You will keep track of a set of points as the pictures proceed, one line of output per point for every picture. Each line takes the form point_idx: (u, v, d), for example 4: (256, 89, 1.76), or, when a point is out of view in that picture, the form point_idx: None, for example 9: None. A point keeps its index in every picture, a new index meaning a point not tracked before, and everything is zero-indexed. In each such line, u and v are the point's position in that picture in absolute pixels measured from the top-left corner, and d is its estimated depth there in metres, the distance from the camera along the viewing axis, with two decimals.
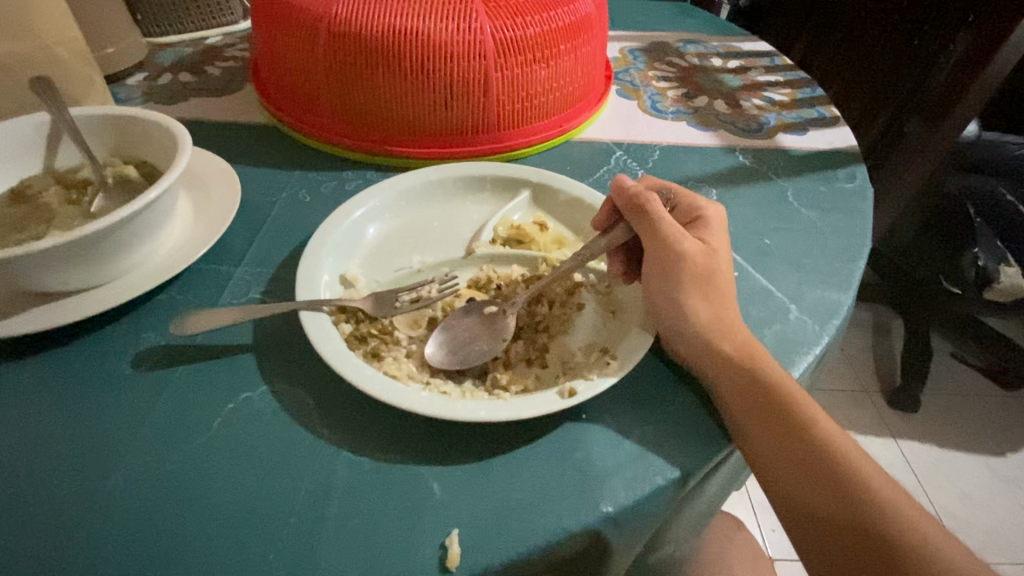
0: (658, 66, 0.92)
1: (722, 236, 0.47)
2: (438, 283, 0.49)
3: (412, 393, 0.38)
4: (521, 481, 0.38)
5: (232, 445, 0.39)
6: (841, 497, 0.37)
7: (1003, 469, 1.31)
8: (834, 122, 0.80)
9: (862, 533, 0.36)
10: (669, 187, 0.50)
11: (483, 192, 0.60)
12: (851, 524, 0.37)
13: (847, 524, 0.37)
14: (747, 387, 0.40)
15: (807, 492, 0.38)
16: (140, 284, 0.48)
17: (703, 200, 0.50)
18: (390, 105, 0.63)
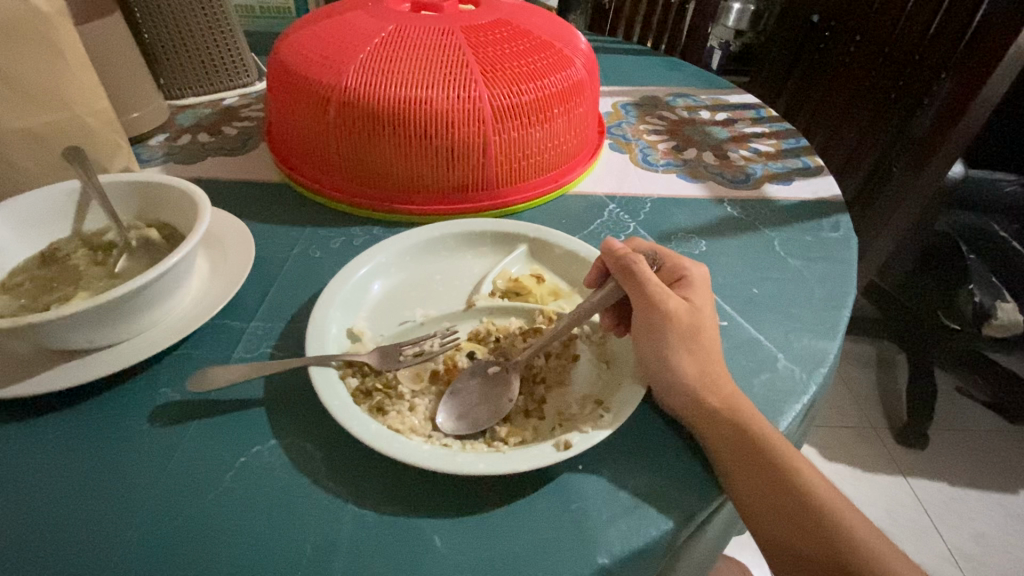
0: (649, 120, 0.98)
1: (706, 293, 0.50)
2: (440, 336, 0.52)
3: (414, 447, 0.40)
4: (519, 534, 0.39)
5: (243, 498, 0.41)
6: (829, 545, 0.39)
7: (1017, 507, 1.29)
8: (818, 171, 0.84)
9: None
10: (656, 247, 0.53)
11: (483, 246, 0.64)
12: (835, 568, 0.39)
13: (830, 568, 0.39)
14: (734, 438, 0.42)
15: (796, 541, 0.40)
16: (161, 342, 0.50)
17: (687, 260, 0.53)
18: (396, 165, 0.67)
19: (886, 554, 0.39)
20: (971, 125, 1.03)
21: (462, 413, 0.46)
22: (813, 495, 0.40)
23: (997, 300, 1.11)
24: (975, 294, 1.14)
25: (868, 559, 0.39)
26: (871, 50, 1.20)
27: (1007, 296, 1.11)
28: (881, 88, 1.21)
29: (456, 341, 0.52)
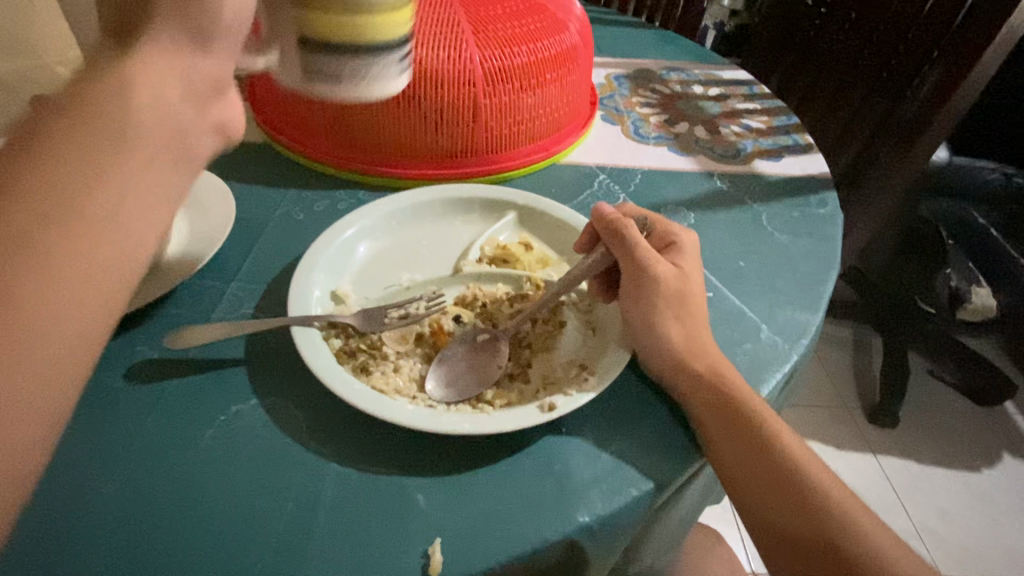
0: (642, 93, 0.96)
1: (695, 260, 0.50)
2: (425, 300, 0.51)
3: (401, 407, 0.40)
4: (503, 494, 0.40)
5: (223, 456, 0.41)
6: (803, 513, 0.40)
7: (978, 485, 1.34)
8: (807, 149, 0.85)
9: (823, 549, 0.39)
10: (647, 213, 0.53)
11: (471, 213, 0.63)
12: (810, 532, 0.40)
13: (804, 533, 0.40)
14: (716, 405, 0.43)
15: (772, 506, 0.41)
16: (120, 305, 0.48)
17: (678, 227, 0.53)
18: (383, 127, 0.65)
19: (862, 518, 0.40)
20: (958, 106, 1.04)
21: (452, 381, 0.45)
22: (794, 464, 0.42)
23: (971, 284, 1.20)
24: (952, 278, 1.22)
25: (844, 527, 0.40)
26: (864, 30, 1.19)
27: (981, 280, 1.20)
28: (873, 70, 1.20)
29: (443, 304, 0.51)
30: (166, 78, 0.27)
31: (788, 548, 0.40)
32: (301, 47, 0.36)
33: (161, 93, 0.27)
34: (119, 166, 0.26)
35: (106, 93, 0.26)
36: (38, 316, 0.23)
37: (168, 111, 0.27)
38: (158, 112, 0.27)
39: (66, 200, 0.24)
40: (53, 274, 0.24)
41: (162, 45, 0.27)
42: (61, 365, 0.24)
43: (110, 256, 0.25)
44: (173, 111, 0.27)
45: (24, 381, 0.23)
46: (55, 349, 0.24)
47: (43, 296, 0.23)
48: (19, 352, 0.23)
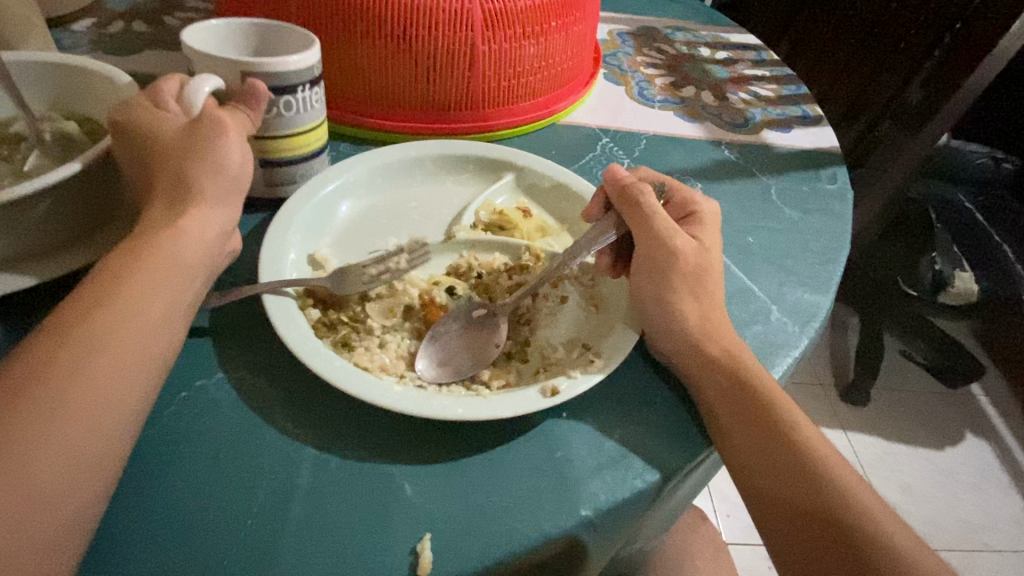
0: (646, 52, 0.90)
1: (714, 233, 0.46)
2: (408, 255, 0.45)
3: (385, 390, 0.36)
4: (498, 484, 0.36)
5: (184, 436, 0.36)
6: (822, 510, 0.36)
7: (940, 462, 1.38)
8: (817, 120, 0.80)
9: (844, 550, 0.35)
10: (666, 178, 0.49)
11: (465, 172, 0.57)
12: (830, 530, 0.36)
13: (824, 531, 0.36)
14: (730, 390, 0.40)
15: (787, 500, 0.37)
16: (60, 265, 0.41)
17: (698, 196, 0.49)
18: (370, 73, 0.59)
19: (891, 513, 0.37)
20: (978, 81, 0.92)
21: (445, 359, 0.41)
22: (815, 455, 0.38)
23: (955, 268, 1.19)
24: (937, 262, 1.21)
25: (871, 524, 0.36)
26: None
27: (965, 264, 1.19)
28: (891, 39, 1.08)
29: (427, 261, 0.46)
30: (207, 222, 0.37)
31: (802, 549, 0.36)
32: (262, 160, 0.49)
33: (203, 232, 0.37)
34: (164, 280, 0.34)
35: (163, 237, 0.36)
36: (101, 389, 0.29)
37: (203, 244, 0.37)
38: (198, 245, 0.36)
39: (119, 313, 0.32)
40: (109, 360, 0.30)
41: (201, 200, 0.38)
42: (112, 432, 0.29)
43: (150, 340, 0.32)
44: (205, 242, 0.37)
45: (80, 439, 0.28)
46: (111, 418, 0.29)
47: (103, 369, 0.30)
48: (83, 419, 0.28)
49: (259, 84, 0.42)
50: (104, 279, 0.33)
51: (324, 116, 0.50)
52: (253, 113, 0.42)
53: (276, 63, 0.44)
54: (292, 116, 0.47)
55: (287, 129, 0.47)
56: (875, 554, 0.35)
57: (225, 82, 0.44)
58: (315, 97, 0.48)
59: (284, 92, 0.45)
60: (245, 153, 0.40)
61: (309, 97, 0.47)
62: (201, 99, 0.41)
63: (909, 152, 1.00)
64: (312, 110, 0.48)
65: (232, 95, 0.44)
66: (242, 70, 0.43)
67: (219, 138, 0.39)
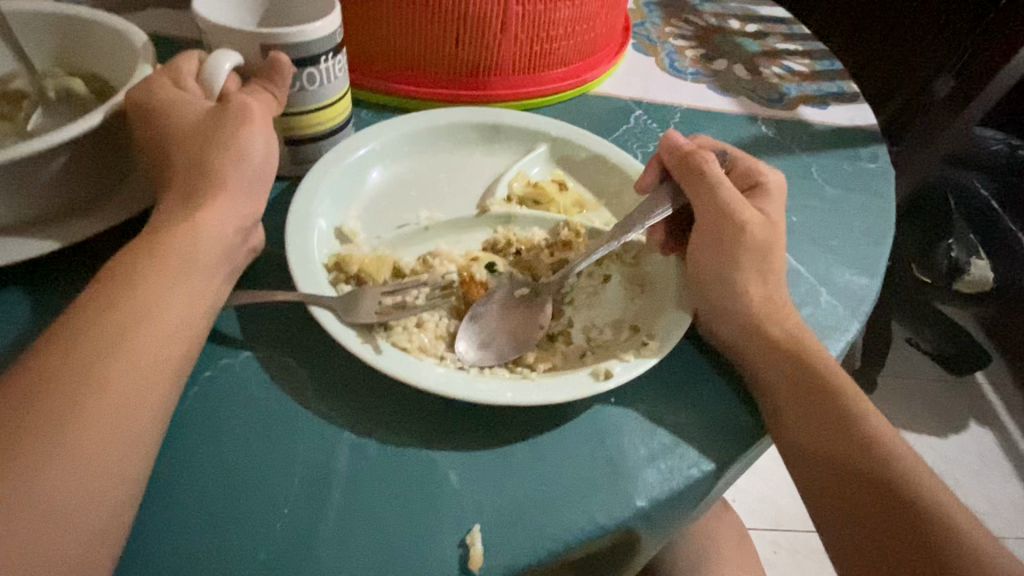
0: (675, 23, 0.86)
1: (780, 207, 0.43)
2: (427, 289, 0.39)
3: (428, 372, 0.34)
4: (547, 473, 0.34)
5: (211, 420, 0.34)
6: (897, 509, 0.33)
7: (944, 449, 1.37)
8: (854, 97, 0.77)
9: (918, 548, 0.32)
10: (727, 147, 0.46)
11: (496, 143, 0.54)
12: (907, 532, 0.32)
13: (899, 532, 0.32)
14: (791, 375, 0.37)
15: (857, 499, 0.34)
16: (67, 235, 0.37)
17: (761, 166, 0.46)
18: (396, 34, 0.55)
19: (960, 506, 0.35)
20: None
21: (487, 341, 0.38)
22: (886, 447, 0.35)
23: (972, 255, 1.17)
24: (954, 249, 1.19)
25: (949, 523, 0.32)
26: None
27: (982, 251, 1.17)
28: (932, 14, 1.03)
29: (445, 287, 0.40)
30: (225, 217, 0.34)
31: (870, 548, 0.33)
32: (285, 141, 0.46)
33: (221, 226, 0.34)
34: (178, 278, 0.32)
35: (180, 232, 0.33)
36: (113, 395, 0.28)
37: (223, 237, 0.34)
38: (216, 239, 0.34)
39: (129, 315, 0.30)
40: (121, 366, 0.29)
41: (223, 188, 0.35)
42: (128, 440, 0.28)
43: (165, 342, 0.31)
44: (224, 237, 0.34)
45: (95, 448, 0.27)
46: (124, 426, 0.28)
47: (116, 374, 0.28)
48: (88, 437, 0.27)
49: (283, 57, 0.38)
50: (116, 279, 0.31)
51: (347, 84, 0.46)
52: (280, 91, 0.39)
53: (298, 32, 0.39)
54: (316, 89, 0.43)
55: (310, 104, 0.44)
56: (957, 555, 0.31)
57: (244, 57, 0.40)
58: (338, 65, 0.43)
59: (307, 64, 0.41)
60: (270, 133, 0.37)
61: (331, 66, 0.43)
62: (223, 77, 0.38)
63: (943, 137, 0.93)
64: (335, 80, 0.44)
65: (254, 71, 0.40)
66: (262, 42, 0.39)
67: (243, 127, 0.36)
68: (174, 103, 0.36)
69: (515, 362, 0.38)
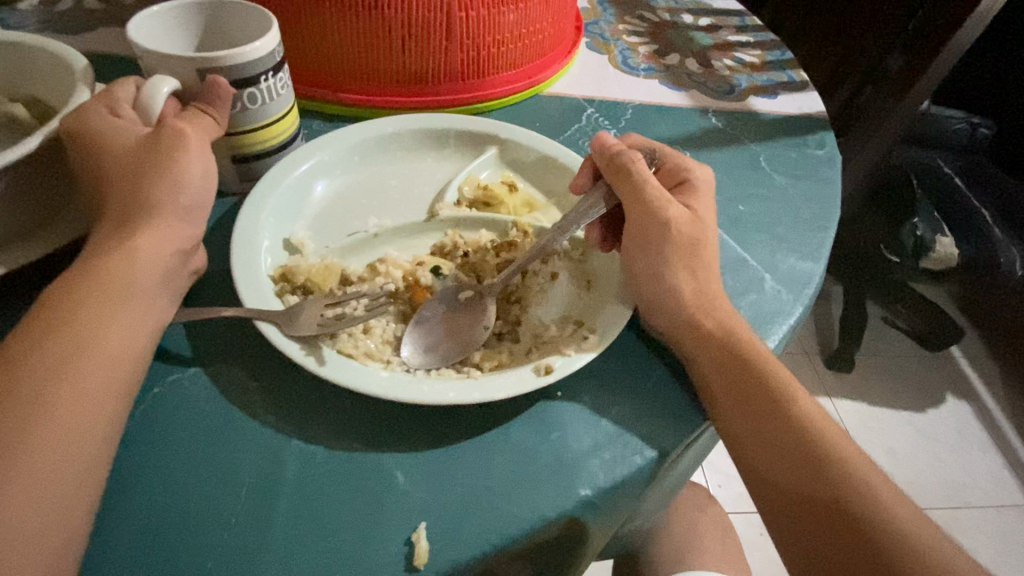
0: (629, 20, 0.87)
1: (710, 200, 0.45)
2: (367, 299, 0.39)
3: (373, 377, 0.35)
4: (493, 469, 0.35)
5: (159, 435, 0.34)
6: (822, 486, 0.35)
7: (923, 424, 1.37)
8: (804, 86, 0.78)
9: (833, 522, 0.34)
10: (657, 146, 0.47)
11: (447, 148, 0.55)
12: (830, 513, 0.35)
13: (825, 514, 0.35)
14: (727, 363, 0.38)
15: (788, 481, 0.36)
16: (8, 261, 0.37)
17: (691, 162, 0.47)
18: (341, 45, 0.56)
19: (886, 478, 0.36)
20: (960, 45, 0.86)
21: (432, 345, 0.39)
22: (812, 427, 0.37)
23: (936, 233, 1.20)
24: (918, 227, 1.21)
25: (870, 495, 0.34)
26: None
27: (945, 230, 1.20)
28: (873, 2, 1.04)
29: (385, 302, 0.40)
30: (163, 241, 0.35)
31: (789, 519, 0.36)
32: (233, 160, 0.46)
33: (160, 248, 0.35)
34: (122, 302, 0.33)
35: (118, 257, 0.34)
36: (60, 424, 0.29)
37: (162, 260, 0.35)
38: (155, 263, 0.35)
39: (74, 341, 0.31)
40: (69, 392, 0.29)
41: (161, 212, 0.36)
42: (81, 465, 0.29)
43: (112, 366, 0.31)
44: (165, 259, 0.35)
45: (50, 476, 0.28)
46: (76, 451, 0.29)
47: (61, 405, 0.29)
48: (41, 469, 0.27)
49: (220, 80, 0.39)
50: (59, 307, 0.32)
51: (291, 101, 0.47)
52: (219, 113, 0.40)
53: (235, 54, 0.40)
54: (258, 108, 0.44)
55: (254, 124, 0.44)
56: (876, 527, 0.34)
57: (181, 81, 0.40)
58: (279, 83, 0.44)
59: (247, 84, 0.42)
60: (206, 155, 0.37)
61: (272, 85, 0.43)
62: (161, 103, 0.38)
63: (891, 122, 0.97)
64: (278, 98, 0.45)
65: (192, 95, 0.40)
66: (198, 66, 0.40)
67: (179, 152, 0.36)
68: (109, 131, 0.36)
69: (461, 363, 0.39)
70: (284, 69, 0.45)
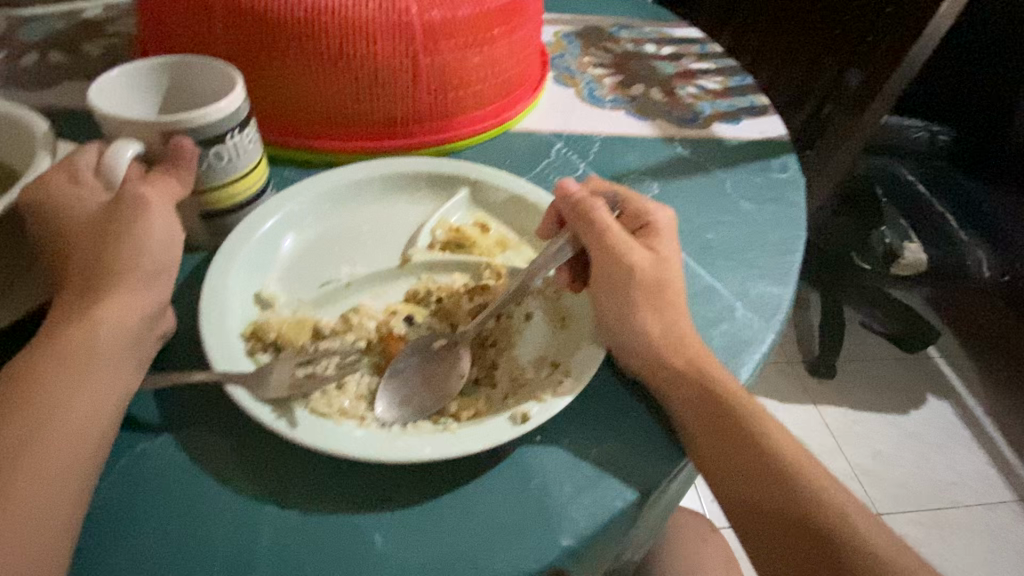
0: (594, 52, 0.90)
1: (674, 241, 0.46)
2: (339, 355, 0.39)
3: (347, 436, 0.34)
4: (473, 524, 0.34)
5: (127, 509, 0.33)
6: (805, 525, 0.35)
7: (907, 426, 1.39)
8: (764, 110, 0.81)
9: (821, 555, 0.34)
10: (617, 189, 0.48)
11: (419, 191, 0.55)
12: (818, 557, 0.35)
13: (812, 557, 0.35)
14: (701, 402, 0.39)
15: (771, 522, 0.36)
16: None
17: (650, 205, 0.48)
18: (308, 93, 0.56)
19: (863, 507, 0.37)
20: (912, 63, 0.91)
21: (406, 399, 0.39)
22: (789, 462, 0.37)
23: (904, 240, 1.19)
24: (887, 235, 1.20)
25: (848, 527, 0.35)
26: None
27: (913, 236, 1.19)
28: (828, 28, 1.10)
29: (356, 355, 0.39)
30: (126, 311, 0.34)
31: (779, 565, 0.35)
32: (202, 216, 0.46)
33: (123, 318, 0.34)
34: (83, 378, 0.32)
35: (79, 330, 0.33)
36: (16, 514, 0.28)
37: (127, 330, 0.34)
38: (118, 334, 0.34)
39: (34, 423, 0.30)
40: (25, 480, 0.29)
41: (124, 281, 0.35)
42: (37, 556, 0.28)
43: (73, 448, 0.31)
44: (129, 329, 0.34)
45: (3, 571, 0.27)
46: (34, 542, 0.28)
47: (17, 497, 0.29)
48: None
49: (185, 142, 0.39)
50: (18, 385, 0.31)
51: (260, 154, 0.47)
52: (185, 174, 0.39)
53: (200, 115, 0.40)
54: (226, 165, 0.44)
55: (222, 180, 0.44)
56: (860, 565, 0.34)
57: (145, 145, 0.40)
58: (246, 139, 0.44)
59: (213, 143, 0.42)
60: (171, 219, 0.37)
61: (240, 141, 0.44)
62: (124, 168, 0.38)
63: (852, 137, 0.99)
64: (246, 154, 0.45)
65: (157, 157, 0.40)
66: (163, 129, 0.40)
67: (144, 218, 0.36)
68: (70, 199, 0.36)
69: (437, 415, 0.38)
70: (252, 125, 0.45)
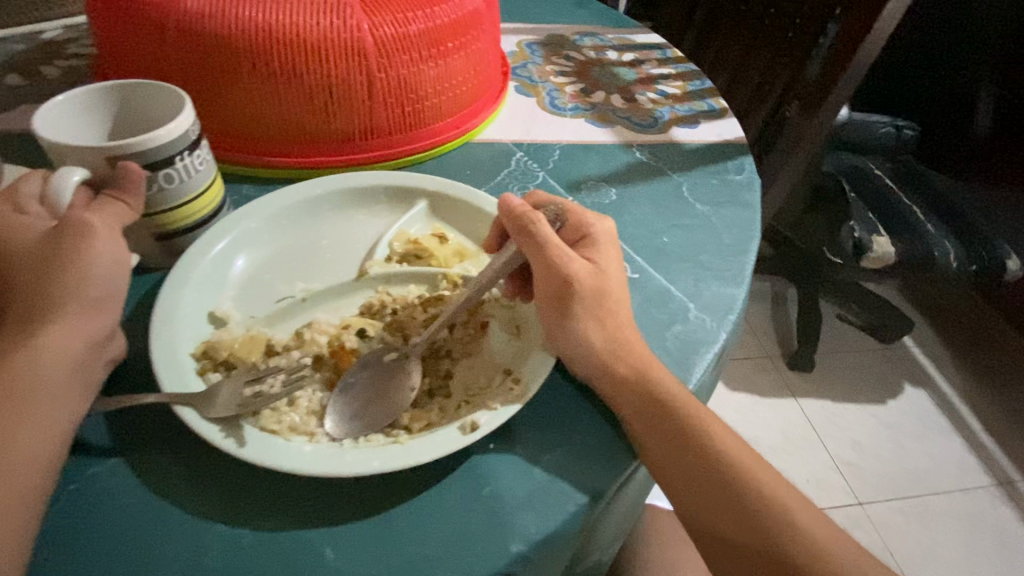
0: (556, 60, 0.91)
1: (612, 256, 0.46)
2: (285, 373, 0.39)
3: (295, 453, 0.35)
4: (426, 534, 0.35)
5: (75, 534, 0.33)
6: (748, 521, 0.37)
7: (885, 416, 1.41)
8: (722, 113, 0.83)
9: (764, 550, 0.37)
10: (559, 202, 0.49)
11: (377, 205, 0.56)
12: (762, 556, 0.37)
13: (756, 552, 0.37)
14: (649, 405, 0.40)
15: (717, 519, 0.38)
16: None
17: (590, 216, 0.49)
18: (263, 111, 0.57)
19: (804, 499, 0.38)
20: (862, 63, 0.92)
21: (358, 413, 0.39)
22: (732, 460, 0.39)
23: (873, 235, 1.16)
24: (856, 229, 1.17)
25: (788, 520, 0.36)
26: None
27: (881, 231, 1.16)
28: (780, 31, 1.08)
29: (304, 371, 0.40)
30: (71, 338, 0.35)
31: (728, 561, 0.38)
32: (156, 237, 0.46)
33: (67, 346, 0.34)
34: (25, 408, 0.32)
35: (20, 361, 0.33)
36: None
37: (71, 358, 0.34)
38: (62, 362, 0.34)
39: None
40: None
41: (67, 309, 0.35)
42: None
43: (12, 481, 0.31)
44: (73, 357, 0.35)
45: None
46: None
47: None
48: None
49: (131, 166, 0.39)
50: None
51: (213, 174, 0.47)
52: (133, 198, 0.40)
53: (146, 138, 0.40)
54: (177, 187, 0.44)
55: (173, 202, 0.45)
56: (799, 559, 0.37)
57: (92, 170, 0.40)
58: (197, 160, 0.45)
59: (162, 166, 0.42)
60: (118, 242, 0.37)
61: (190, 163, 0.44)
62: (70, 193, 0.38)
63: (809, 135, 1.01)
64: (197, 174, 0.45)
65: (104, 181, 0.41)
66: (109, 154, 0.40)
67: (89, 243, 0.36)
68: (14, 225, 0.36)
69: (390, 428, 0.39)
70: (203, 146, 0.45)
